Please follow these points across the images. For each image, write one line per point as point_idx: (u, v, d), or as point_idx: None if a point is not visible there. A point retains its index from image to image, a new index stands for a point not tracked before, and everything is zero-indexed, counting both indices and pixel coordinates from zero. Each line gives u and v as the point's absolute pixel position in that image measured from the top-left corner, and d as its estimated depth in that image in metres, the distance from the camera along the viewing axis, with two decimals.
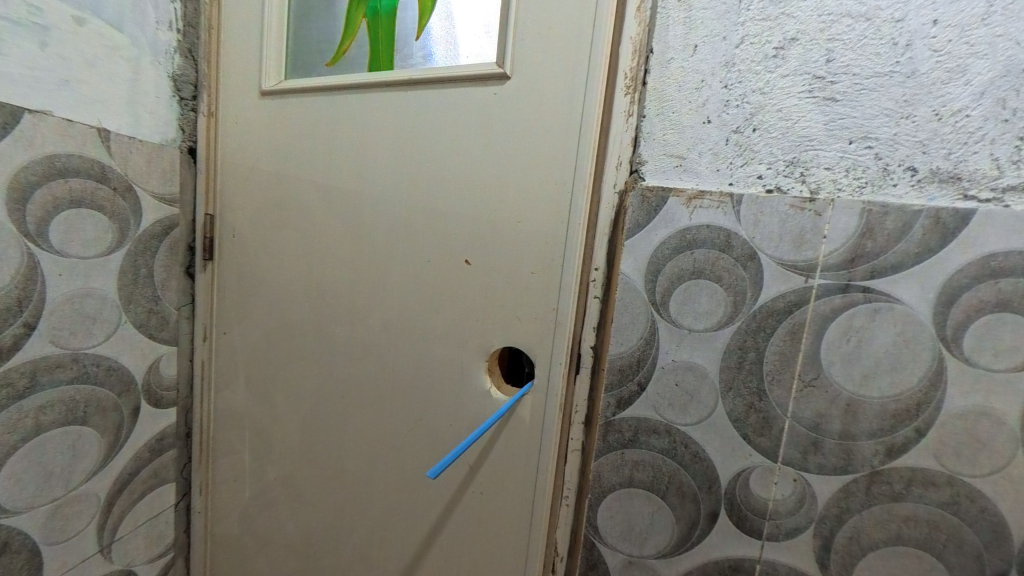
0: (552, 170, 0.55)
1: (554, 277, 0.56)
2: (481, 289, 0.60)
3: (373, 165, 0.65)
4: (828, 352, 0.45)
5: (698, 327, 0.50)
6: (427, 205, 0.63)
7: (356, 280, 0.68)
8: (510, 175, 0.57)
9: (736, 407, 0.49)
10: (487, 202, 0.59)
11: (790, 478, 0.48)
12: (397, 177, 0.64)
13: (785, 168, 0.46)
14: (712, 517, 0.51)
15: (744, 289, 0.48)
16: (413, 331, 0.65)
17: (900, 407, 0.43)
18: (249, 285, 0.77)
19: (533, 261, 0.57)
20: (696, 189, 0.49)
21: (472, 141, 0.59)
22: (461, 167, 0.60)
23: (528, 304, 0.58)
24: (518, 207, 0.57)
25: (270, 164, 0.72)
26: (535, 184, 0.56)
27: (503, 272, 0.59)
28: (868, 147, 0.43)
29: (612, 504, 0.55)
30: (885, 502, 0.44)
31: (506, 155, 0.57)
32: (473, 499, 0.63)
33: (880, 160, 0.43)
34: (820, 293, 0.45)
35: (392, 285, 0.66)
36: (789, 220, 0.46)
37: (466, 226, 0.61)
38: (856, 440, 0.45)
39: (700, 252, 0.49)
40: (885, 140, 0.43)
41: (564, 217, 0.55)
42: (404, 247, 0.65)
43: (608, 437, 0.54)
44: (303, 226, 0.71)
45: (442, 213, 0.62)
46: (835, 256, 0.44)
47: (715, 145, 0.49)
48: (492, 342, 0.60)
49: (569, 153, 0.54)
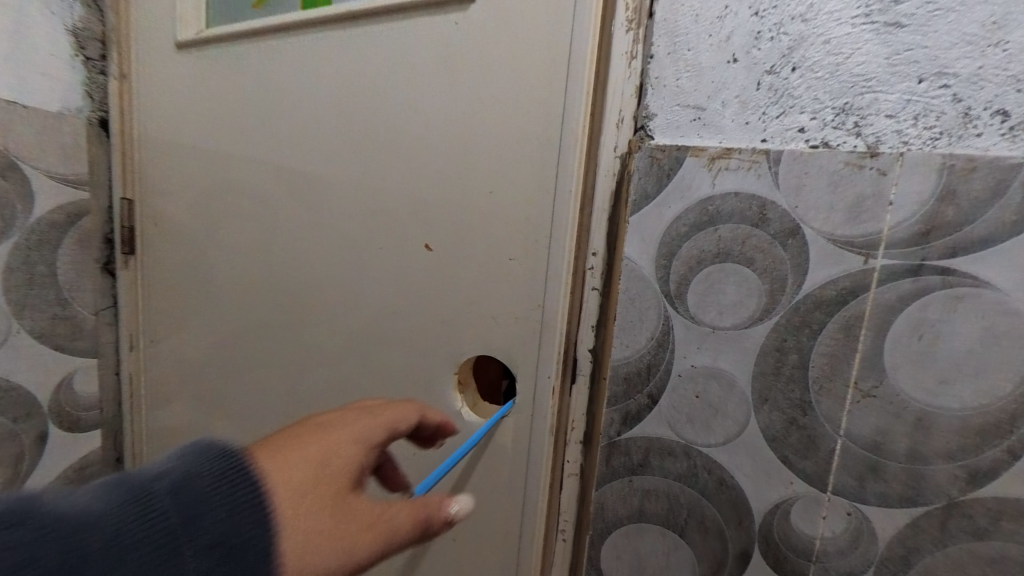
0: (534, 128, 0.44)
1: (540, 265, 0.45)
2: (447, 279, 0.50)
3: (320, 132, 0.54)
4: (892, 353, 0.35)
5: (724, 324, 0.39)
6: (384, 183, 0.51)
7: (307, 273, 0.57)
8: (482, 137, 0.46)
9: (773, 424, 0.38)
10: (454, 175, 0.48)
11: (842, 511, 0.37)
12: (351, 146, 0.52)
13: (834, 118, 0.36)
14: (743, 559, 0.40)
15: (783, 275, 0.37)
16: (374, 333, 0.54)
17: (988, 421, 0.34)
18: (186, 281, 0.66)
19: (514, 246, 0.46)
20: (720, 146, 0.38)
21: (434, 98, 0.48)
22: (424, 130, 0.49)
23: (507, 300, 0.47)
24: (493, 175, 0.46)
25: (202, 138, 0.61)
26: (512, 149, 0.45)
27: (473, 258, 0.48)
28: (941, 87, 0.34)
29: (619, 541, 0.44)
30: (966, 541, 0.35)
31: (473, 113, 0.46)
32: (448, 533, 0.53)
33: (958, 103, 0.33)
34: (883, 277, 0.35)
35: (347, 276, 0.55)
36: (842, 183, 0.35)
37: (431, 206, 0.50)
38: (927, 463, 0.35)
39: (725, 228, 0.38)
40: (966, 76, 0.33)
41: (552, 187, 0.44)
42: (359, 230, 0.54)
43: (612, 461, 0.43)
44: (243, 212, 0.60)
45: (402, 190, 0.51)
46: (903, 228, 0.34)
47: (742, 91, 0.38)
48: (465, 345, 0.50)
49: (554, 108, 0.43)
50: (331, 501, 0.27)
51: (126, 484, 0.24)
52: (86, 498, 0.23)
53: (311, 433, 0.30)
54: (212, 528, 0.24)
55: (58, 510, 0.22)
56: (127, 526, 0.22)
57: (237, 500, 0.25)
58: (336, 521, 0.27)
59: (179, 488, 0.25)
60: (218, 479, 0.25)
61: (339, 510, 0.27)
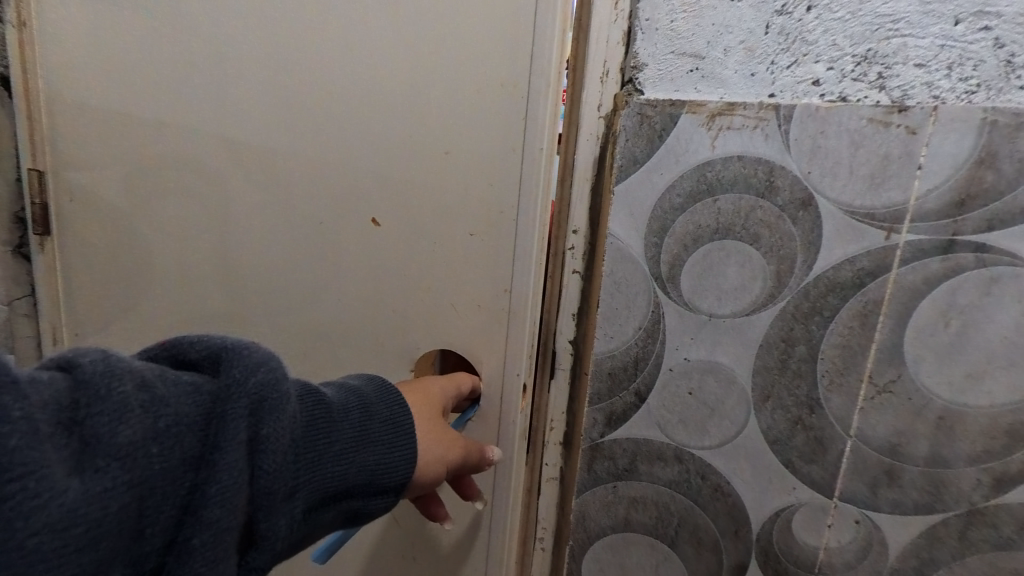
0: (498, 77, 0.37)
1: (508, 246, 0.39)
2: (401, 260, 0.43)
3: (239, 87, 0.44)
4: (915, 343, 0.30)
5: (723, 312, 0.33)
6: (322, 152, 0.43)
7: (234, 259, 0.48)
8: (435, 87, 0.39)
9: (777, 424, 0.33)
10: (406, 140, 0.41)
11: (850, 520, 0.33)
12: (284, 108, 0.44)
13: (855, 67, 0.30)
14: (738, 571, 0.36)
15: (793, 253, 0.32)
16: (318, 325, 0.47)
17: (1021, 419, 0.29)
18: (81, 275, 0.53)
19: (476, 219, 0.40)
20: (721, 102, 0.32)
21: (375, 47, 0.40)
22: (367, 87, 0.41)
23: (471, 287, 0.41)
24: (449, 134, 0.39)
25: (85, 93, 0.48)
26: (472, 101, 0.38)
27: (430, 234, 0.41)
28: (983, 28, 0.28)
29: (602, 552, 0.39)
30: (988, 552, 0.31)
31: (422, 66, 0.39)
32: (410, 554, 0.46)
33: (1002, 47, 0.28)
34: (908, 256, 0.30)
35: (282, 258, 0.47)
36: (863, 144, 0.30)
37: (380, 179, 0.42)
38: (949, 467, 0.31)
39: (726, 199, 0.32)
40: (1013, 14, 0.28)
41: (518, 146, 0.37)
42: (297, 204, 0.45)
43: (594, 466, 0.38)
44: (147, 190, 0.50)
45: (342, 162, 0.43)
46: (934, 197, 0.29)
47: (747, 35, 0.32)
48: (422, 336, 0.44)
49: (522, 50, 0.36)
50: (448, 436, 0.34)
51: (286, 380, 0.25)
52: (282, 430, 0.24)
53: (425, 393, 0.35)
54: (345, 419, 0.28)
55: (192, 403, 0.23)
56: (293, 418, 0.25)
57: (366, 405, 0.29)
58: (450, 434, 0.34)
59: (312, 387, 0.27)
60: (352, 414, 0.28)
61: (447, 436, 0.34)
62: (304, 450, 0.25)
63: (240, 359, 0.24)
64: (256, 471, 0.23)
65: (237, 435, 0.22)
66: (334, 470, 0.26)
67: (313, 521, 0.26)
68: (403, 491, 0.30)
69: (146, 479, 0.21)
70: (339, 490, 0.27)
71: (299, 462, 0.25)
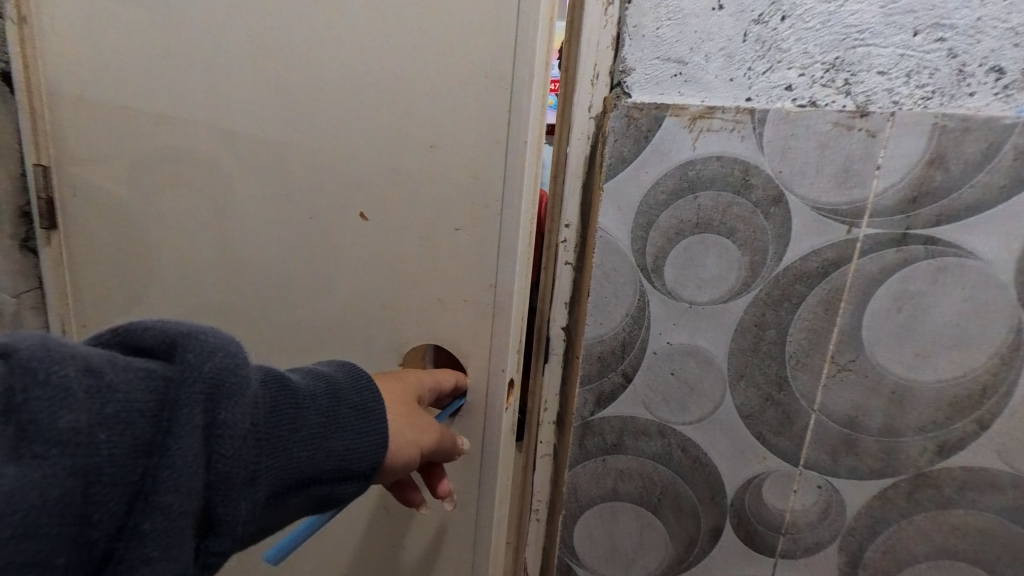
0: (483, 78, 0.39)
1: (495, 241, 0.41)
2: (393, 253, 0.45)
3: (235, 85, 0.45)
4: (873, 327, 0.34)
5: (701, 299, 0.36)
6: (317, 152, 0.45)
7: (233, 252, 0.50)
8: (423, 87, 0.41)
9: (749, 401, 0.37)
10: (399, 142, 0.42)
11: (813, 485, 0.37)
12: (276, 108, 0.45)
13: (824, 74, 0.33)
14: (714, 534, 0.40)
15: (765, 246, 0.35)
16: (312, 316, 0.49)
17: (961, 392, 0.33)
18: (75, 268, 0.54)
19: (462, 214, 0.42)
20: (702, 106, 0.35)
21: (365, 47, 0.41)
22: (360, 89, 0.42)
23: (460, 281, 0.44)
24: (437, 134, 0.41)
25: (84, 87, 0.49)
26: (459, 101, 0.40)
27: (420, 229, 0.44)
28: (938, 40, 0.31)
29: (592, 521, 0.43)
30: (931, 510, 0.35)
31: (410, 66, 0.40)
32: (404, 533, 0.49)
33: (954, 58, 0.31)
34: (867, 248, 0.33)
35: (278, 251, 0.48)
36: (830, 145, 0.33)
37: (373, 177, 0.44)
38: (900, 437, 0.35)
39: (706, 197, 0.35)
40: (964, 28, 0.31)
41: (503, 145, 0.40)
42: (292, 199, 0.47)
43: (585, 442, 0.41)
44: (144, 187, 0.50)
45: (336, 162, 0.44)
46: (889, 196, 0.32)
47: (726, 42, 0.34)
48: (414, 325, 0.46)
49: (506, 51, 0.38)
50: (395, 416, 0.34)
51: (247, 366, 0.25)
52: (236, 419, 0.23)
53: (400, 379, 0.37)
54: (311, 405, 0.28)
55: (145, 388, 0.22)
56: (254, 404, 0.25)
57: (336, 392, 0.30)
58: (422, 415, 0.36)
59: (279, 373, 0.28)
60: (319, 400, 0.29)
61: (420, 418, 0.36)
62: (267, 437, 0.25)
63: (196, 346, 0.24)
64: (212, 455, 0.23)
65: (193, 419, 0.22)
66: (296, 456, 0.27)
67: (277, 508, 0.26)
68: (372, 476, 0.30)
69: (94, 467, 0.20)
70: (301, 476, 0.27)
71: (261, 448, 0.25)
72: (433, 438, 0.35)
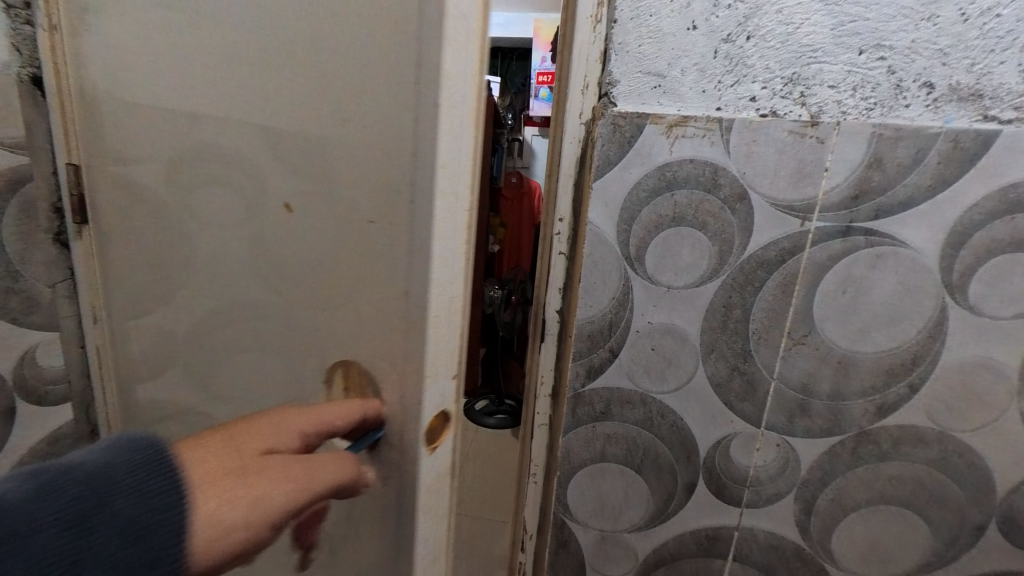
0: None
1: (405, 202, 0.20)
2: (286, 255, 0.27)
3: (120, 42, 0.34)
4: (822, 306, 0.40)
5: (678, 284, 0.42)
6: (177, 100, 0.32)
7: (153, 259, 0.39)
8: None
9: (719, 371, 0.42)
10: (265, 50, 0.25)
11: (773, 444, 0.43)
12: (139, 45, 0.33)
13: (783, 87, 0.38)
14: (690, 488, 0.45)
15: (732, 237, 0.40)
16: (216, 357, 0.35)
17: (895, 361, 0.39)
18: None
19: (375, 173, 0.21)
20: (679, 114, 0.40)
21: None
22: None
23: (373, 284, 0.23)
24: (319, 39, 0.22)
25: None
26: None
27: (317, 211, 0.24)
28: (879, 59, 0.37)
29: (583, 480, 0.48)
30: (871, 462, 0.42)
31: None
32: None
33: (893, 74, 0.37)
34: (817, 239, 0.39)
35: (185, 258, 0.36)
36: (786, 150, 0.38)
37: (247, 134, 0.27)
38: (845, 400, 0.41)
39: (681, 194, 0.40)
40: (900, 49, 0.36)
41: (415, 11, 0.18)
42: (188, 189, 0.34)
43: (577, 411, 0.47)
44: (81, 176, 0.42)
45: (198, 112, 0.31)
46: (836, 193, 0.38)
47: (700, 59, 0.39)
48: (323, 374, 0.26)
49: None
50: (222, 479, 0.18)
51: None
52: None
53: (250, 432, 0.20)
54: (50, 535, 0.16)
55: None
56: None
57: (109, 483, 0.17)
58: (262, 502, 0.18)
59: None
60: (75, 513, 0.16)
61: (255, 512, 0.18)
62: None
63: None
64: None
65: None
66: (31, 549, 0.15)
67: None
68: None
69: None
70: None
71: None
72: (290, 499, 0.19)
